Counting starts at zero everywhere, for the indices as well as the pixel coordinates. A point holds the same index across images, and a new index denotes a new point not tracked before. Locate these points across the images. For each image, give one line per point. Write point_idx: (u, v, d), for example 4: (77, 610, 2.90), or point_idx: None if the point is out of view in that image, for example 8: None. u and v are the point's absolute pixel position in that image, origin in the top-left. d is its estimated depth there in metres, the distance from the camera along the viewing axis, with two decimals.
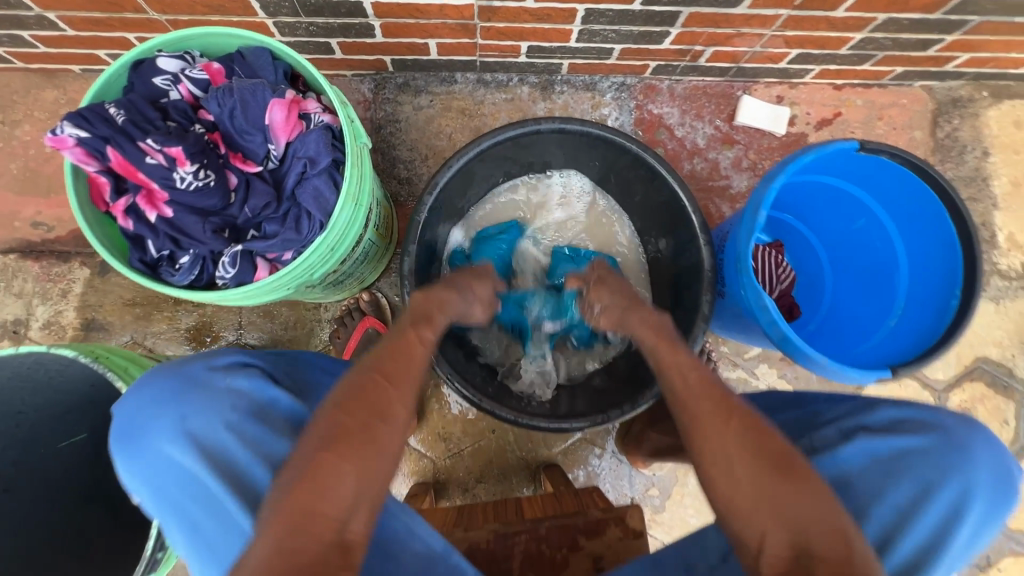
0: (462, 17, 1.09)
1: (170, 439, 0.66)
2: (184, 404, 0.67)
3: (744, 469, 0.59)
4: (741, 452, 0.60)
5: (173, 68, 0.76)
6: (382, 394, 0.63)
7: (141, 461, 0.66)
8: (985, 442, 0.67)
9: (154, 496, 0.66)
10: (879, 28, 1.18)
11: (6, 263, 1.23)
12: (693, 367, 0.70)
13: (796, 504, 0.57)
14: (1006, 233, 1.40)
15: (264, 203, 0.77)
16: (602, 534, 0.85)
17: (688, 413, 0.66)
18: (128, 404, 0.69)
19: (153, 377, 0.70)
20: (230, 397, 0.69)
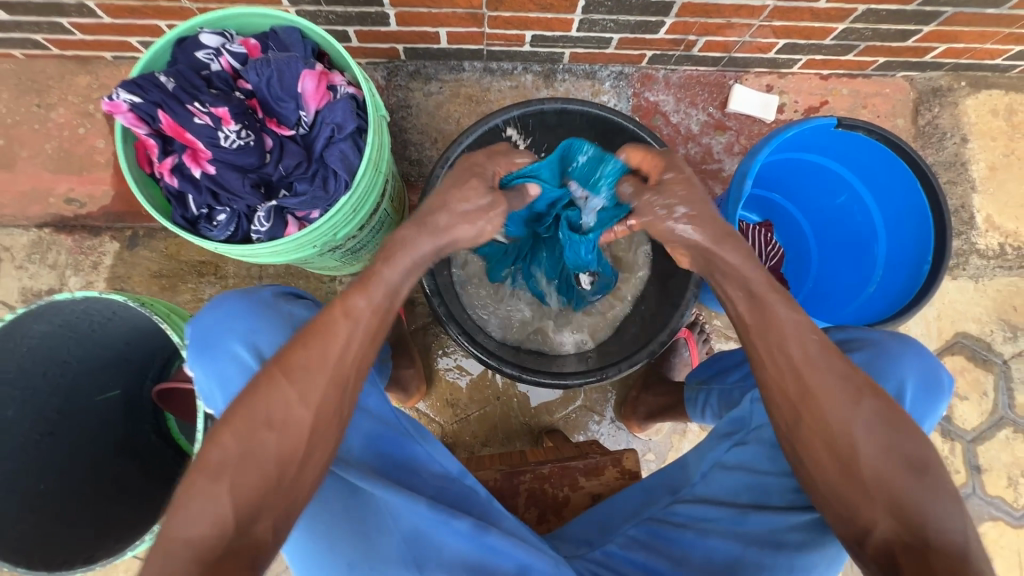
0: (471, 7, 1.18)
1: (241, 346, 0.79)
2: (252, 320, 0.80)
3: (863, 448, 0.70)
4: (860, 432, 0.70)
5: (214, 44, 0.85)
6: (275, 390, 0.68)
7: (214, 364, 0.79)
8: (915, 351, 0.77)
9: (221, 394, 0.79)
10: (859, 19, 1.26)
11: (42, 236, 1.31)
12: (810, 334, 0.74)
13: (904, 486, 0.68)
14: (983, 214, 1.48)
15: (297, 163, 0.86)
16: (601, 475, 0.94)
17: (801, 388, 0.72)
18: (205, 317, 0.82)
19: (226, 299, 0.83)
20: (290, 322, 0.81)
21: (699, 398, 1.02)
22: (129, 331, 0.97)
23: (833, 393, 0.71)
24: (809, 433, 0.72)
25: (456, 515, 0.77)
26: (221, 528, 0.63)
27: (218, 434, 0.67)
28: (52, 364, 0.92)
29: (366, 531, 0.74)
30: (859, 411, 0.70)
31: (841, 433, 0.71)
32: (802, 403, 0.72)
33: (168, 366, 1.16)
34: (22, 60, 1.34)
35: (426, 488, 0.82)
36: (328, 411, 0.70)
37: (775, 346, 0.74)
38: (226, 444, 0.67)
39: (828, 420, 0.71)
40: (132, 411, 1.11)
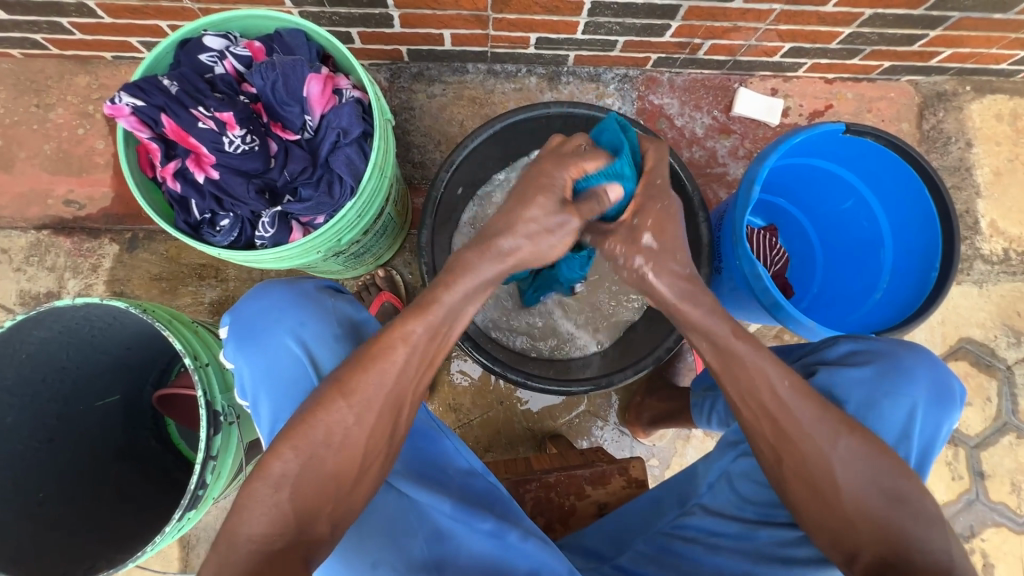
0: (476, 9, 1.16)
1: (286, 337, 0.78)
2: (301, 313, 0.79)
3: (846, 487, 0.69)
4: (841, 472, 0.69)
5: (217, 46, 0.84)
6: (333, 412, 0.66)
7: (261, 354, 0.78)
8: (923, 363, 0.76)
9: (266, 384, 0.77)
10: (866, 23, 1.26)
11: (40, 238, 1.30)
12: (784, 375, 0.71)
13: (888, 517, 0.68)
14: (988, 219, 1.47)
15: (301, 168, 0.85)
16: (607, 483, 0.93)
17: (779, 433, 0.71)
18: (248, 308, 0.80)
19: (268, 290, 0.82)
20: (336, 315, 0.80)
21: (705, 405, 1.01)
22: (130, 335, 0.96)
23: (813, 438, 0.69)
24: (791, 476, 0.71)
25: (478, 517, 0.76)
26: (281, 527, 0.64)
27: (277, 446, 0.66)
28: (50, 371, 0.90)
29: (396, 526, 0.74)
30: (837, 451, 0.69)
31: (824, 471, 0.69)
32: (782, 446, 0.71)
33: (168, 371, 1.15)
34: (21, 59, 1.32)
35: (451, 484, 0.80)
36: (383, 424, 0.69)
37: (750, 396, 0.71)
38: (287, 455, 0.66)
39: (809, 464, 0.70)
40: (133, 416, 1.10)
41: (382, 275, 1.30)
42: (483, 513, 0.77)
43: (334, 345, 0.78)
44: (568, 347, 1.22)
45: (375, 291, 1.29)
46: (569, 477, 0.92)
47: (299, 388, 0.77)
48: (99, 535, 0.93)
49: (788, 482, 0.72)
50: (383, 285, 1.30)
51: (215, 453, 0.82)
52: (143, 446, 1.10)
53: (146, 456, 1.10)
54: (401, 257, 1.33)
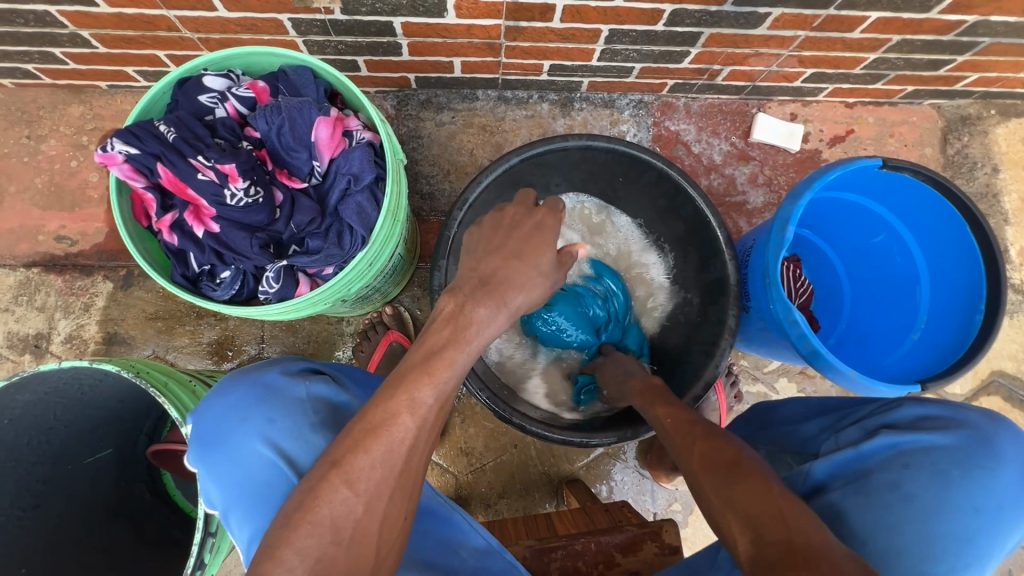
0: (488, 37, 1.11)
1: (253, 442, 0.71)
2: (268, 409, 0.73)
3: (705, 483, 0.63)
4: (699, 471, 0.64)
5: (219, 86, 0.79)
6: (336, 502, 0.57)
7: (226, 463, 0.71)
8: (1012, 438, 0.68)
9: (238, 496, 0.70)
10: (893, 49, 1.21)
11: (30, 276, 1.23)
12: (671, 411, 0.79)
13: (751, 499, 0.58)
14: (1017, 247, 1.42)
15: (309, 219, 0.79)
16: (638, 550, 0.85)
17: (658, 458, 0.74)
18: (206, 412, 0.74)
19: (230, 387, 0.75)
20: (307, 409, 0.74)
21: None
22: (120, 390, 0.90)
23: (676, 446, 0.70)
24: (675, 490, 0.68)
25: None
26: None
27: (276, 551, 0.56)
28: (36, 433, 0.84)
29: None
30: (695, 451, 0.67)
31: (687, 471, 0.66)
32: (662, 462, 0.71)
33: (164, 419, 1.09)
34: (12, 89, 1.27)
35: (465, 569, 0.73)
36: (399, 510, 0.60)
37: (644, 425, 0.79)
38: (290, 564, 0.55)
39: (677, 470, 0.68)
40: (126, 466, 1.03)
41: (389, 313, 1.24)
42: None
43: (310, 438, 0.72)
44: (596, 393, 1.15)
45: (382, 330, 1.22)
46: (597, 543, 0.85)
47: (270, 501, 0.69)
48: None
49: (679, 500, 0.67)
50: (391, 323, 1.23)
51: (214, 529, 0.75)
52: (136, 500, 1.04)
53: (138, 512, 1.03)
54: (408, 292, 1.28)
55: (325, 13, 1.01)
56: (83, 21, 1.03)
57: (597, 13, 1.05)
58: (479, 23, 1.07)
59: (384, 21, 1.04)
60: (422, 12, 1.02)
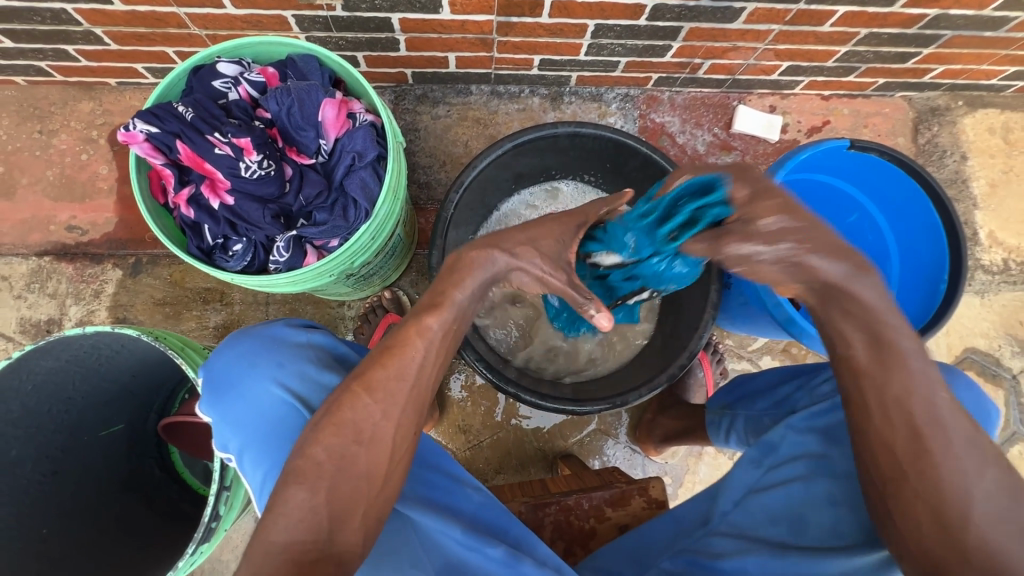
0: (481, 32, 1.18)
1: (264, 384, 0.78)
2: (277, 354, 0.80)
3: (982, 525, 0.60)
4: (980, 509, 0.61)
5: (232, 72, 0.85)
6: (359, 408, 0.68)
7: (240, 405, 0.77)
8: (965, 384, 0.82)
9: (253, 433, 0.76)
10: (861, 42, 1.28)
11: (41, 265, 1.28)
12: (942, 391, 0.66)
13: (1011, 563, 0.59)
14: (986, 230, 1.50)
15: (317, 193, 0.85)
16: (627, 505, 0.92)
17: (887, 449, 0.66)
18: (219, 361, 0.81)
19: (239, 339, 0.82)
20: (311, 353, 0.82)
21: (723, 423, 1.00)
22: (136, 363, 0.95)
23: (959, 463, 0.63)
24: (911, 498, 0.64)
25: (490, 543, 0.75)
26: (315, 533, 0.64)
27: (307, 449, 0.67)
28: (56, 402, 0.88)
29: (400, 552, 0.75)
30: (978, 482, 0.62)
31: (954, 496, 0.62)
32: (913, 466, 0.64)
33: (172, 399, 1.14)
34: (24, 86, 1.32)
35: (466, 507, 0.82)
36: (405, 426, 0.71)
37: (899, 403, 0.66)
38: (319, 456, 0.66)
39: (940, 487, 0.62)
40: (138, 442, 1.08)
41: (388, 297, 1.29)
42: (493, 540, 0.76)
43: (317, 378, 0.79)
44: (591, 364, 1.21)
45: (382, 313, 1.28)
46: (588, 499, 0.91)
47: (284, 435, 0.76)
48: (103, 567, 0.89)
49: (910, 504, 0.64)
50: (390, 307, 1.29)
51: (229, 484, 0.80)
52: (147, 475, 1.08)
53: (150, 486, 1.07)
54: (407, 277, 1.34)
55: (327, 9, 1.08)
56: (97, 18, 1.09)
57: (583, 8, 1.12)
58: (473, 19, 1.14)
59: (383, 17, 1.11)
60: (418, 8, 1.09)
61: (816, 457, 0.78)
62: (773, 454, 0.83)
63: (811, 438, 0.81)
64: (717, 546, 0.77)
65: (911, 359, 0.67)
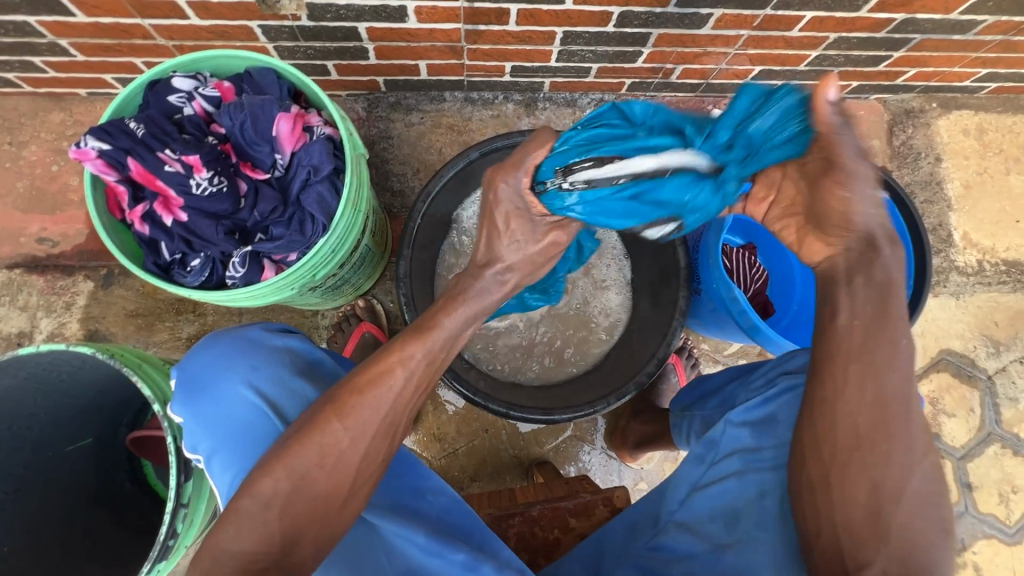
0: (449, 40, 1.18)
1: (236, 386, 0.77)
2: (251, 357, 0.79)
3: (909, 504, 0.64)
4: (913, 490, 0.64)
5: (186, 87, 0.85)
6: (328, 434, 0.66)
7: (209, 406, 0.76)
8: None
9: (221, 437, 0.76)
10: (831, 46, 1.29)
11: (11, 277, 1.28)
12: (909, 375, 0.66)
13: (923, 539, 0.64)
14: (961, 232, 1.50)
15: (272, 208, 0.86)
16: (591, 515, 0.94)
17: (852, 421, 0.67)
18: (194, 362, 0.80)
19: (216, 340, 0.82)
20: (287, 357, 0.81)
21: (683, 425, 1.00)
22: (100, 379, 0.94)
23: (907, 444, 0.65)
24: (856, 470, 0.66)
25: (452, 548, 0.76)
26: (265, 546, 0.65)
27: (270, 465, 0.66)
28: (17, 418, 0.88)
29: (364, 559, 0.75)
30: (917, 467, 0.65)
31: (893, 476, 0.65)
32: (870, 441, 0.66)
33: (144, 411, 1.13)
34: None
35: (432, 511, 0.82)
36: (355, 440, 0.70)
37: (873, 377, 0.66)
38: (285, 472, 0.66)
39: (886, 466, 0.65)
40: (106, 456, 1.07)
41: (362, 306, 1.29)
42: (456, 544, 0.76)
43: (288, 383, 0.78)
44: (567, 375, 1.20)
45: (355, 322, 1.27)
46: (553, 510, 0.93)
47: (254, 439, 0.75)
48: None
49: (852, 475, 0.66)
50: (364, 316, 1.29)
51: (187, 500, 0.80)
52: (117, 489, 1.07)
53: (118, 500, 1.07)
54: (381, 286, 1.34)
55: (292, 19, 1.07)
56: (60, 30, 1.08)
57: (549, 16, 1.12)
58: (440, 27, 1.14)
59: (349, 26, 1.10)
60: (384, 17, 1.08)
61: (748, 451, 0.81)
62: (713, 451, 0.84)
63: (744, 431, 0.83)
64: (672, 548, 0.79)
65: (901, 339, 0.67)
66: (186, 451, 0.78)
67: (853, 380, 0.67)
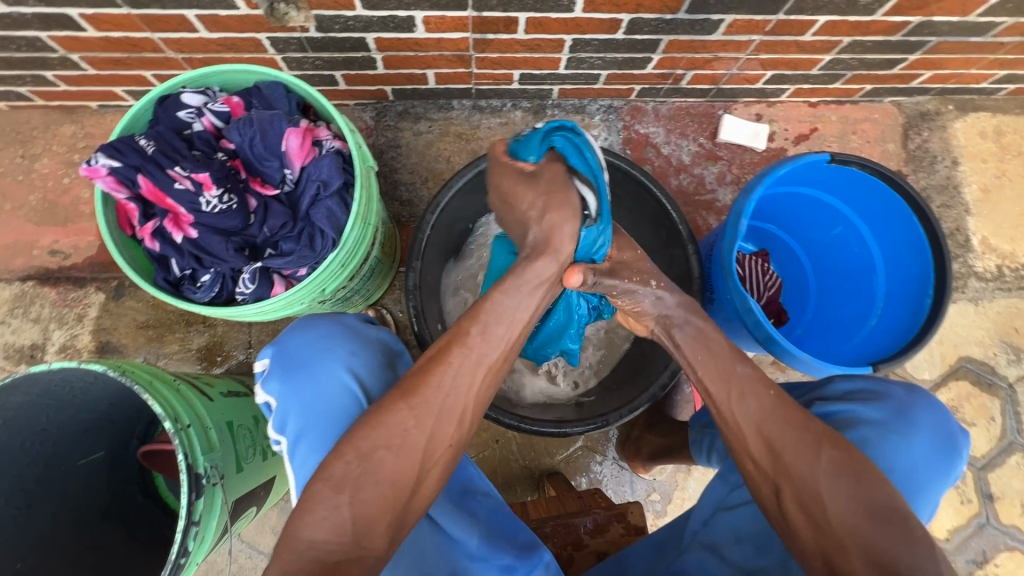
0: (458, 49, 1.17)
1: (337, 369, 0.79)
2: (350, 343, 0.81)
3: (832, 503, 0.67)
4: (828, 485, 0.68)
5: (196, 102, 0.87)
6: (394, 416, 0.69)
7: (306, 384, 0.78)
8: (927, 408, 0.81)
9: (314, 418, 0.77)
10: (845, 50, 1.26)
11: (24, 290, 1.28)
12: (762, 385, 0.75)
13: (870, 535, 0.65)
14: (979, 236, 1.47)
15: (282, 223, 0.87)
16: (605, 532, 0.93)
17: (745, 450, 0.73)
18: (294, 339, 0.81)
19: (314, 320, 0.83)
20: (381, 349, 0.84)
21: (704, 442, 0.99)
22: (112, 393, 0.94)
23: (797, 451, 0.70)
24: (780, 490, 0.70)
25: (499, 552, 0.79)
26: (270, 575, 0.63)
27: None
28: (30, 434, 0.89)
29: (427, 563, 0.75)
30: (821, 464, 0.69)
31: (808, 485, 0.68)
32: (768, 460, 0.71)
33: (156, 424, 1.13)
34: (7, 111, 1.32)
35: (480, 510, 0.83)
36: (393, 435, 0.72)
37: (737, 399, 0.74)
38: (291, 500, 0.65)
39: (792, 476, 0.69)
40: (118, 470, 1.07)
41: (372, 316, 1.28)
42: (504, 547, 0.79)
43: (380, 375, 0.82)
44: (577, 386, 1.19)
45: None
46: (567, 527, 0.93)
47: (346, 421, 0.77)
48: None
49: (781, 496, 0.70)
50: None
51: (198, 518, 0.79)
52: (129, 502, 1.07)
53: (130, 513, 1.06)
54: (391, 295, 1.33)
55: (301, 31, 1.07)
56: (72, 45, 1.08)
57: (559, 24, 1.11)
58: (449, 37, 1.13)
59: (357, 37, 1.10)
60: (392, 28, 1.08)
61: None
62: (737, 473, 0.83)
63: None
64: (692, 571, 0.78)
65: (738, 370, 0.77)
66: (272, 425, 0.79)
67: (727, 414, 0.75)
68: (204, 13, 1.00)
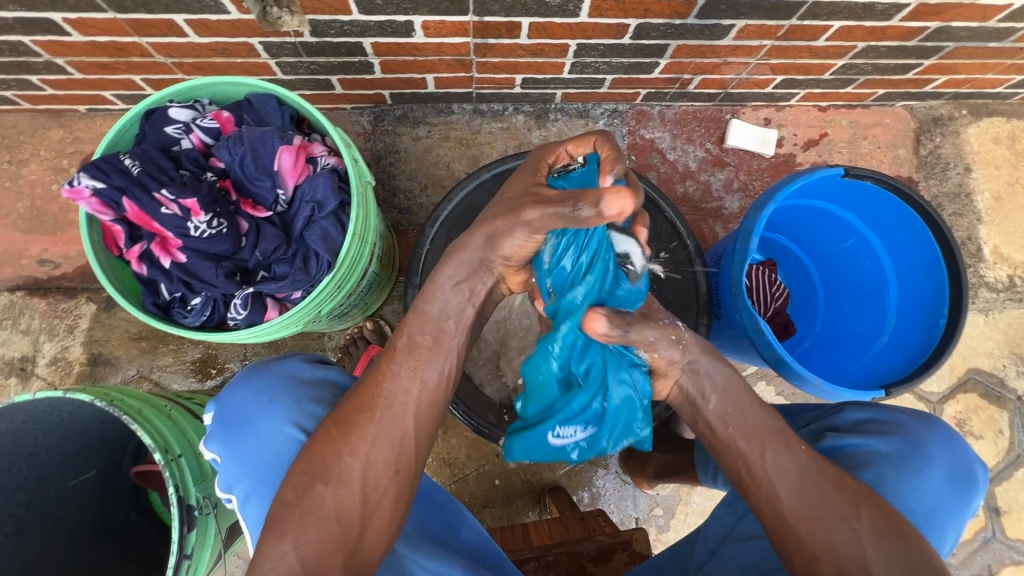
0: (458, 54, 1.13)
1: (270, 421, 0.79)
2: (283, 392, 0.81)
3: (873, 566, 0.68)
4: (869, 549, 0.69)
5: (184, 118, 0.84)
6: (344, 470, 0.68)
7: (253, 445, 0.79)
8: (943, 442, 0.84)
9: (253, 471, 0.78)
10: (859, 55, 1.22)
11: (13, 300, 1.25)
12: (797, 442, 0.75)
13: None
14: (991, 245, 1.44)
15: (275, 246, 0.84)
16: (608, 559, 0.92)
17: (777, 512, 0.72)
18: (237, 395, 0.83)
19: (257, 373, 0.84)
20: (316, 391, 0.82)
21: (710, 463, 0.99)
22: (101, 416, 0.92)
23: (836, 514, 0.71)
24: (821, 558, 0.69)
25: None
26: None
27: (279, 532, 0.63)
28: (18, 458, 0.86)
29: None
30: (860, 527, 0.70)
31: (848, 550, 0.69)
32: (805, 523, 0.71)
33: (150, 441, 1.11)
34: None
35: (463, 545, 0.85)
36: (392, 470, 0.72)
37: (770, 462, 0.74)
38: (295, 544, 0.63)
39: (833, 544, 0.69)
40: (111, 488, 1.05)
41: (370, 327, 1.24)
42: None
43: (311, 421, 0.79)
44: None
45: (363, 345, 1.23)
46: (570, 554, 0.92)
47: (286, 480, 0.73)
48: None
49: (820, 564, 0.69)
50: (372, 338, 1.24)
51: (190, 552, 0.77)
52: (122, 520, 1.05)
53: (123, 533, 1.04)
54: (389, 306, 1.28)
55: (295, 35, 1.02)
56: (56, 49, 1.04)
57: (563, 29, 1.06)
58: (448, 41, 1.08)
59: (353, 42, 1.06)
60: (390, 32, 1.04)
61: None
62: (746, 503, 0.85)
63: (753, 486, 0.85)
64: None
65: (765, 423, 0.76)
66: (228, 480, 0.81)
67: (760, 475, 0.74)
68: (194, 17, 0.96)
